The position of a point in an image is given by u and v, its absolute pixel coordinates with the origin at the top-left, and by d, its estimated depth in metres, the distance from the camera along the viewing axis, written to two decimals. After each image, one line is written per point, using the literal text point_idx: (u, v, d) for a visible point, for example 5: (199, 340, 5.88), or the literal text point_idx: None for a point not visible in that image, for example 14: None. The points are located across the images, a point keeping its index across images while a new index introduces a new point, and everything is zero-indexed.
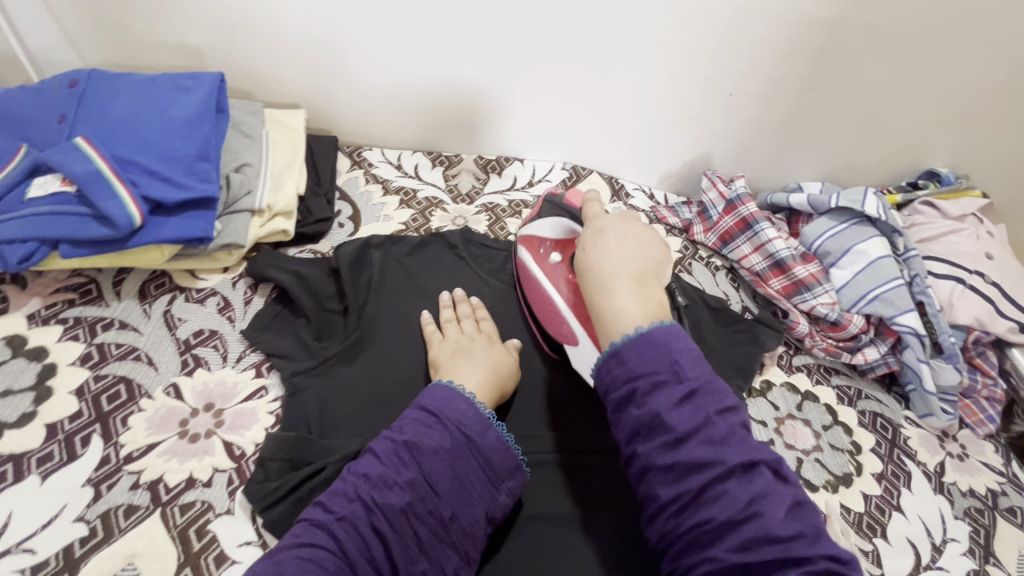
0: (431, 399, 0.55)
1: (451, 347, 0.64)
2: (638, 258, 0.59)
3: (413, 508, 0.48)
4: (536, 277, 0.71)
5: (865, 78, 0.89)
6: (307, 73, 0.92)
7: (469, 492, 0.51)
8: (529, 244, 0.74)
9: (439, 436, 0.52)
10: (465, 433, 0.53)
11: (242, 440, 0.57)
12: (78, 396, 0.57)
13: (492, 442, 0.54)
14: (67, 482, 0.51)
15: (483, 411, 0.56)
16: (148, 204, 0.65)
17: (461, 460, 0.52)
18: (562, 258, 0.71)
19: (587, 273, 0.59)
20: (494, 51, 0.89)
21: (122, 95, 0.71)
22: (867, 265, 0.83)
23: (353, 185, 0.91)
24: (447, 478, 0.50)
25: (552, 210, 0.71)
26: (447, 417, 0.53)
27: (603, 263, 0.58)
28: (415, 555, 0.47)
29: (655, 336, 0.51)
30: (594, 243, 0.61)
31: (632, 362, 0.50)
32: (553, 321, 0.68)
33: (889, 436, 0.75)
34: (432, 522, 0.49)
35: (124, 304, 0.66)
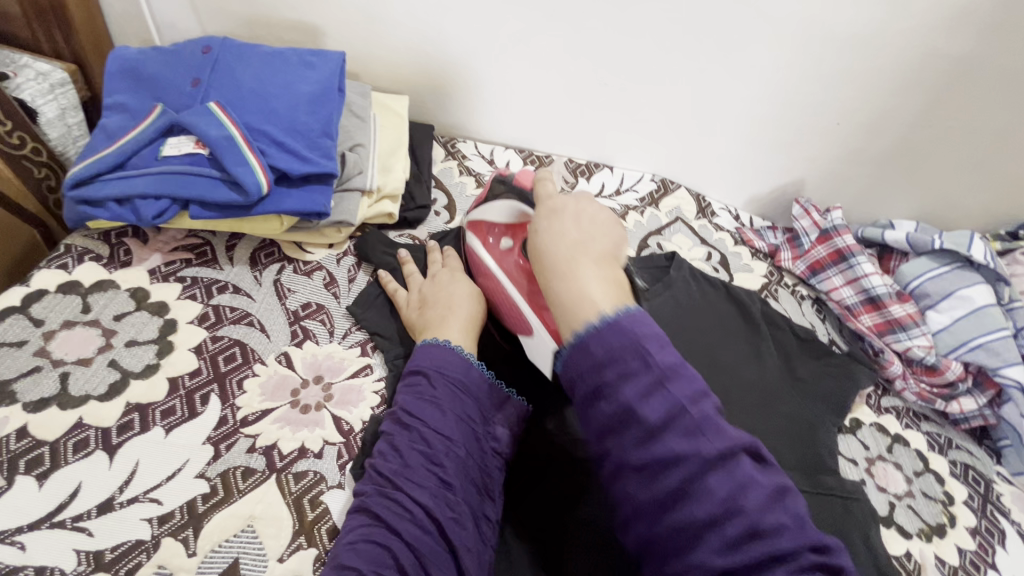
0: (414, 360, 0.58)
1: (418, 297, 0.66)
2: (596, 240, 0.56)
3: (431, 459, 0.51)
4: (489, 268, 0.67)
5: (983, 119, 0.87)
6: (415, 59, 0.93)
7: (471, 430, 0.55)
8: (478, 229, 0.70)
9: (428, 390, 0.55)
10: (452, 379, 0.56)
11: (351, 416, 0.58)
12: (197, 354, 0.59)
13: (477, 378, 0.57)
14: (189, 438, 0.53)
15: (463, 355, 0.59)
16: (274, 174, 0.66)
17: (455, 402, 0.55)
18: (514, 243, 0.68)
19: (542, 256, 0.56)
20: (605, 57, 0.88)
21: (252, 65, 0.72)
22: (970, 312, 0.81)
23: (448, 176, 0.92)
24: (449, 421, 0.53)
25: (501, 193, 0.66)
26: (432, 372, 0.56)
27: (557, 246, 0.55)
28: (447, 498, 0.50)
29: (621, 324, 0.48)
30: (549, 223, 0.58)
31: (597, 352, 0.47)
32: (510, 312, 0.65)
33: (982, 490, 0.73)
34: (452, 465, 0.52)
35: (237, 269, 0.68)
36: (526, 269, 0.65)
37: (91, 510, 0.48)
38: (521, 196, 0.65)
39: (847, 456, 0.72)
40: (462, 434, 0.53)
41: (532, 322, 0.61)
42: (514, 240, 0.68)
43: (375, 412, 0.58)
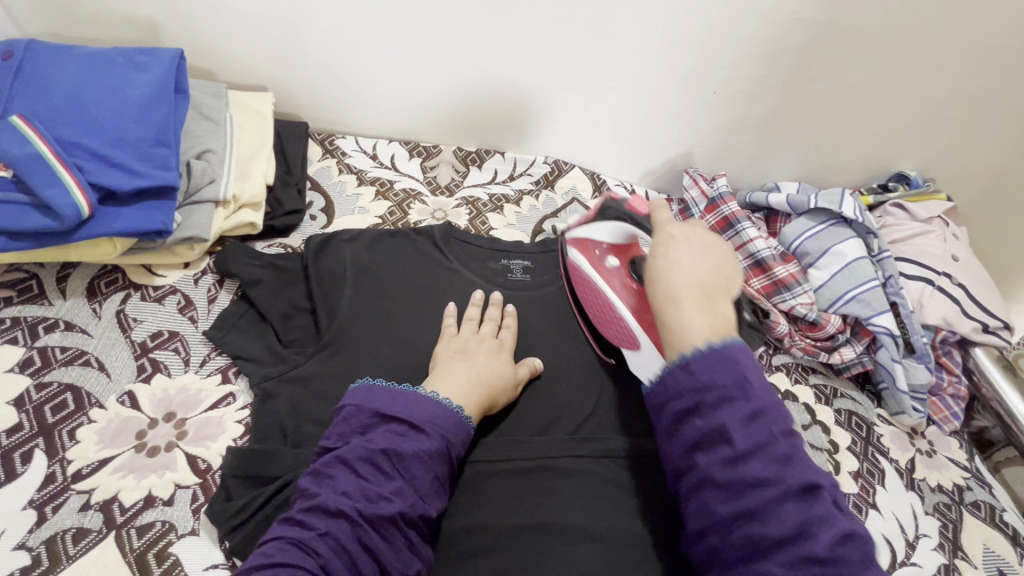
0: (405, 405, 0.51)
1: (456, 344, 0.62)
2: (711, 275, 0.52)
3: (403, 518, 0.46)
4: (592, 281, 0.70)
5: (844, 80, 0.90)
6: (275, 52, 0.86)
7: (444, 489, 0.50)
8: (581, 245, 0.73)
9: (421, 445, 0.49)
10: (442, 436, 0.51)
11: (208, 452, 0.53)
12: (18, 407, 0.52)
13: (462, 436, 0.53)
14: (6, 505, 0.46)
15: (455, 408, 0.53)
16: (98, 192, 0.59)
17: (442, 463, 0.50)
18: (620, 263, 0.71)
19: (656, 284, 0.53)
20: (478, 40, 0.85)
21: (66, 70, 0.63)
22: (844, 266, 0.84)
23: (326, 175, 0.86)
24: (429, 482, 0.48)
25: (616, 215, 0.70)
26: (425, 424, 0.50)
27: (672, 276, 0.52)
28: (406, 558, 0.46)
29: (725, 351, 0.46)
30: (662, 253, 0.55)
31: (700, 372, 0.46)
32: (615, 329, 0.67)
33: (863, 434, 0.77)
34: (419, 525, 0.47)
35: (70, 303, 0.60)
36: (641, 294, 0.68)
37: None
38: (631, 219, 0.70)
39: None
40: (435, 494, 0.49)
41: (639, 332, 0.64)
42: (620, 261, 0.70)
43: (236, 443, 0.54)
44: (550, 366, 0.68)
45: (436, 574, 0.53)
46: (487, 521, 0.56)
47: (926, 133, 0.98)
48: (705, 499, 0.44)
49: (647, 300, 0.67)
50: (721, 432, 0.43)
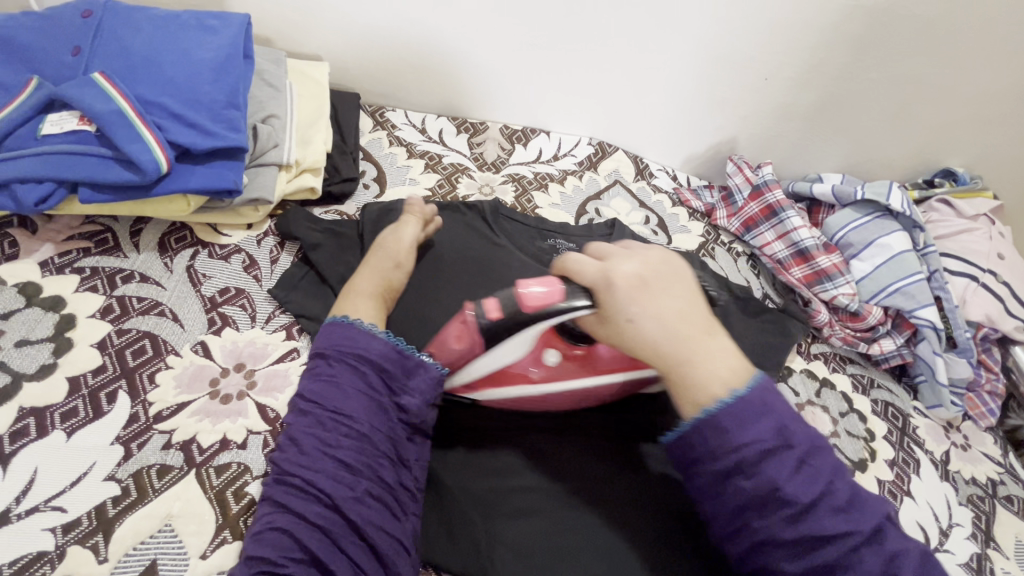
0: (313, 343, 0.53)
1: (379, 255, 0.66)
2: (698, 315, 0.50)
3: (327, 441, 0.48)
4: (551, 393, 0.56)
5: (901, 71, 0.89)
6: (332, 19, 0.87)
7: (375, 404, 0.51)
8: (495, 377, 0.56)
9: (326, 372, 0.51)
10: (350, 356, 0.52)
11: (277, 402, 0.55)
12: (101, 350, 0.55)
13: (380, 349, 0.53)
14: (94, 440, 0.49)
15: (366, 327, 0.54)
16: (174, 150, 0.61)
17: (359, 381, 0.51)
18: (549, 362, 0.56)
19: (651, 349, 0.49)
20: (534, 17, 0.85)
21: (142, 30, 0.65)
22: (890, 259, 0.84)
23: (376, 147, 0.88)
24: (348, 400, 0.50)
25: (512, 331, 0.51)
26: (333, 353, 0.52)
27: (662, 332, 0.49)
28: (347, 479, 0.47)
29: (755, 400, 0.46)
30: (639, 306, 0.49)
31: (735, 430, 0.45)
32: (598, 393, 0.58)
33: (900, 425, 0.78)
34: (353, 445, 0.49)
35: (144, 256, 0.63)
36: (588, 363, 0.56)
37: None
38: None
39: None
40: (362, 410, 0.50)
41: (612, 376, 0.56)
42: (557, 347, 0.55)
43: None
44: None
45: (491, 531, 0.54)
46: (537, 483, 0.57)
47: (978, 129, 0.96)
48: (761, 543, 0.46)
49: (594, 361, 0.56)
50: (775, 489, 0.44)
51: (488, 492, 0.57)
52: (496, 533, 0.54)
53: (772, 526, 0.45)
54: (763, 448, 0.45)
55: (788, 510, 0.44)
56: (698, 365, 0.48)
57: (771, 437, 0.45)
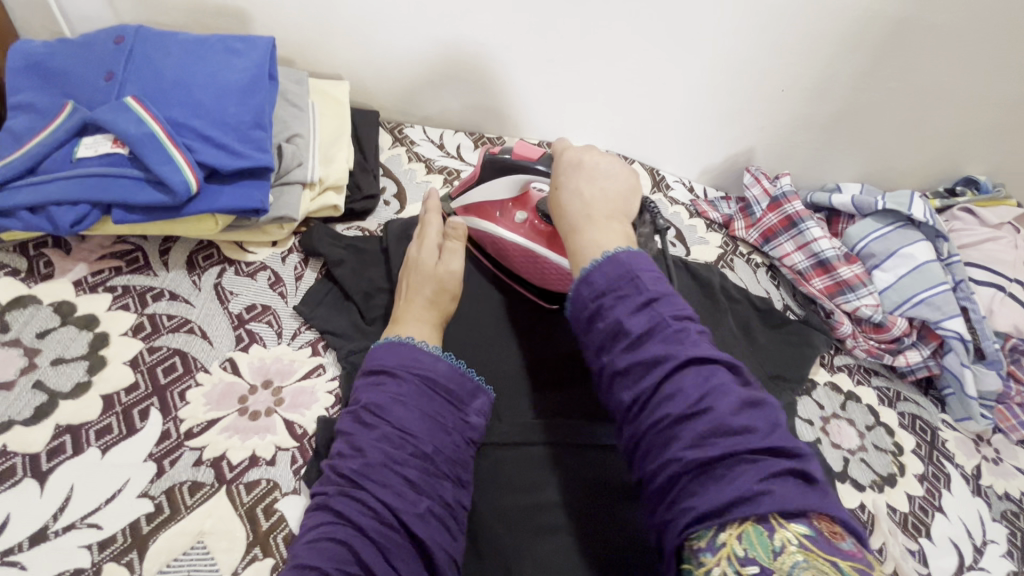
0: (377, 359, 0.55)
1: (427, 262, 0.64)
2: (607, 201, 0.60)
3: (393, 457, 0.48)
4: (508, 240, 0.69)
5: (920, 79, 0.89)
6: (352, 39, 0.88)
7: (440, 423, 0.52)
8: (480, 211, 0.72)
9: (394, 389, 0.52)
10: (417, 374, 0.53)
11: (304, 419, 0.56)
12: (134, 368, 0.56)
13: (445, 370, 0.55)
14: (128, 457, 0.50)
15: (429, 349, 0.56)
16: (203, 170, 0.62)
17: (425, 400, 0.52)
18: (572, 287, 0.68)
19: (563, 214, 0.60)
20: (550, 32, 0.86)
21: (172, 54, 0.67)
22: (913, 269, 0.83)
23: (396, 163, 0.89)
24: (415, 418, 0.51)
25: (505, 171, 0.68)
26: (401, 370, 0.53)
27: (573, 200, 0.60)
28: (410, 496, 0.48)
29: (638, 260, 0.52)
30: (567, 180, 0.61)
31: (599, 278, 0.51)
32: (542, 276, 0.69)
33: (928, 438, 0.76)
34: (418, 463, 0.49)
35: (173, 274, 0.64)
36: None
37: (23, 542, 0.45)
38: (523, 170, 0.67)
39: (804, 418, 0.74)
40: (428, 429, 0.51)
41: None
42: (527, 213, 0.69)
43: (329, 413, 0.57)
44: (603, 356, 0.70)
45: (521, 548, 0.54)
46: (563, 499, 0.57)
47: (1000, 137, 0.95)
48: (619, 389, 0.47)
49: None
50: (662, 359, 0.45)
51: (516, 508, 0.56)
52: (525, 550, 0.54)
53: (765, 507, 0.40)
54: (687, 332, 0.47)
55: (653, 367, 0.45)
56: (587, 238, 0.56)
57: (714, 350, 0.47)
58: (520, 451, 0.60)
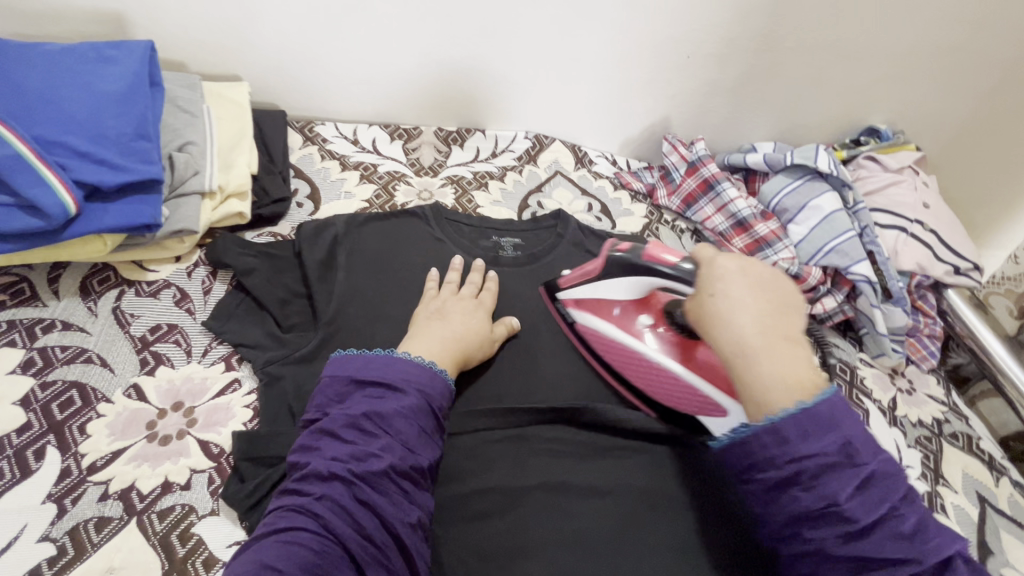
0: (369, 369, 0.52)
1: (435, 307, 0.64)
2: (783, 315, 0.43)
3: (396, 469, 0.47)
4: (626, 344, 0.66)
5: (816, 38, 0.92)
6: (248, 40, 0.85)
7: (433, 439, 0.51)
8: (595, 308, 0.68)
9: (396, 401, 0.50)
10: (419, 389, 0.52)
11: (220, 437, 0.54)
12: (24, 407, 0.52)
13: (440, 387, 0.54)
14: (23, 501, 0.47)
15: (424, 362, 0.55)
16: (82, 189, 0.59)
17: (424, 415, 0.51)
18: (652, 320, 0.66)
19: (718, 329, 0.44)
20: (453, 16, 0.84)
21: (35, 65, 0.62)
22: (822, 220, 0.87)
23: (308, 163, 0.86)
24: (416, 433, 0.49)
25: (626, 270, 0.63)
26: (402, 383, 0.52)
27: (740, 322, 0.43)
28: (404, 505, 0.47)
29: (821, 414, 0.40)
30: (722, 287, 0.45)
31: (798, 442, 0.39)
32: (676, 390, 0.62)
33: (848, 377, 0.80)
34: (415, 474, 0.48)
35: (65, 303, 0.60)
36: (683, 342, 0.63)
37: None
38: (651, 272, 0.59)
39: None
40: (425, 443, 0.50)
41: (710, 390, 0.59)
42: (653, 316, 0.66)
43: (247, 427, 0.55)
44: (524, 332, 0.70)
45: (453, 535, 0.54)
46: (499, 483, 0.57)
47: (896, 87, 1.00)
48: (808, 545, 0.40)
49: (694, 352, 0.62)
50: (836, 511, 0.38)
51: (451, 497, 0.57)
52: (459, 535, 0.54)
53: (823, 540, 0.39)
54: (827, 460, 0.39)
55: (845, 527, 0.38)
56: (756, 370, 0.41)
57: (835, 452, 0.39)
58: (456, 441, 0.60)
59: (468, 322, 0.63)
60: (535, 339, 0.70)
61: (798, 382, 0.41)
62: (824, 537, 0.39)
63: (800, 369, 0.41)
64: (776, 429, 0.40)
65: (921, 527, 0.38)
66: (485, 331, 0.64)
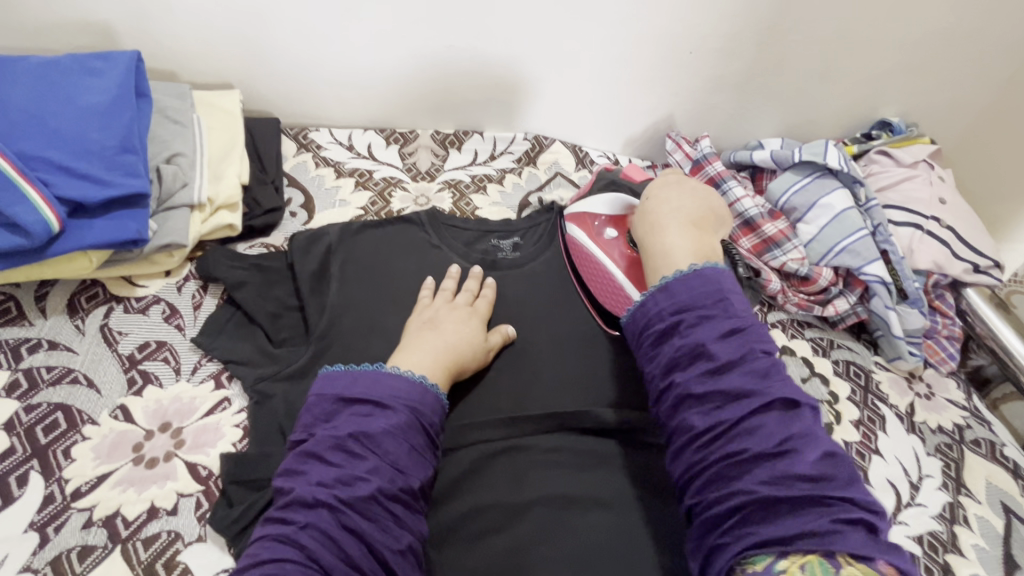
0: (357, 386, 0.50)
1: (428, 316, 0.62)
2: (698, 211, 0.62)
3: (385, 492, 0.45)
4: (592, 254, 0.69)
5: (824, 29, 0.88)
6: (239, 48, 0.83)
7: (425, 458, 0.49)
8: (581, 221, 0.71)
9: (384, 420, 0.48)
10: (409, 406, 0.50)
11: (209, 459, 0.53)
12: (9, 431, 0.51)
13: (431, 403, 0.52)
14: (7, 529, 0.47)
15: (415, 377, 0.52)
16: (66, 206, 0.57)
17: (414, 433, 0.49)
18: (619, 233, 0.69)
19: (647, 213, 0.62)
20: (446, 17, 0.82)
21: (19, 80, 0.61)
22: (833, 218, 0.84)
23: (302, 170, 0.85)
24: (405, 453, 0.47)
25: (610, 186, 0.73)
26: (391, 401, 0.49)
27: (659, 208, 0.62)
28: (394, 531, 0.45)
29: (706, 274, 0.51)
30: (660, 193, 0.64)
31: (682, 295, 0.51)
32: (613, 296, 0.66)
33: (862, 382, 0.77)
34: (405, 497, 0.46)
35: (52, 321, 0.59)
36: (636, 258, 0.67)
37: None
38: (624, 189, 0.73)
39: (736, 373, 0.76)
40: (416, 464, 0.48)
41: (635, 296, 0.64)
42: (618, 229, 0.69)
43: (236, 448, 0.54)
44: (524, 338, 0.67)
45: (449, 557, 0.52)
46: (497, 499, 0.55)
47: (908, 77, 0.96)
48: (688, 412, 0.47)
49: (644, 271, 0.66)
50: (704, 351, 0.47)
51: (449, 519, 0.54)
52: (455, 558, 0.52)
53: (703, 403, 0.46)
54: (703, 314, 0.49)
55: (707, 365, 0.47)
56: (665, 241, 0.58)
57: (710, 306, 0.49)
58: (451, 458, 0.58)
59: (460, 333, 0.61)
60: (534, 344, 0.67)
61: (695, 254, 0.57)
62: (688, 375, 0.47)
63: (699, 248, 0.58)
64: (666, 287, 0.52)
65: (786, 390, 0.45)
66: (478, 342, 0.62)
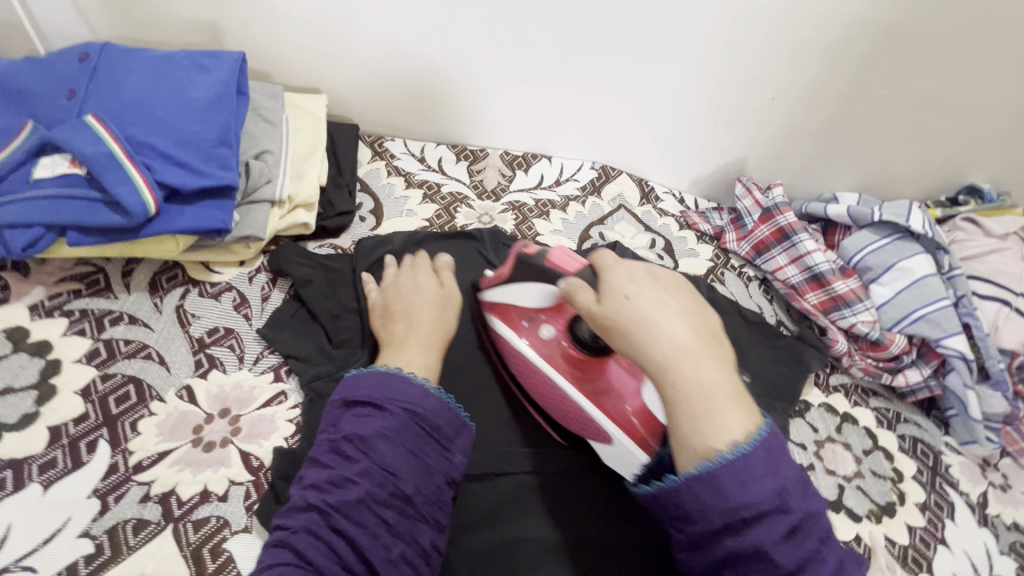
0: (361, 388, 0.50)
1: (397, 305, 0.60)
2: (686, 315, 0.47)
3: (372, 496, 0.45)
4: (530, 358, 0.61)
5: (917, 88, 0.85)
6: (329, 57, 0.87)
7: (424, 464, 0.48)
8: (505, 315, 0.63)
9: (379, 420, 0.47)
10: (406, 408, 0.48)
11: (261, 450, 0.54)
12: (84, 397, 0.54)
13: (433, 406, 0.50)
14: (72, 492, 0.49)
15: (416, 380, 0.51)
16: (163, 190, 0.61)
17: (410, 436, 0.48)
18: (555, 329, 0.61)
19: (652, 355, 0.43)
20: (529, 44, 0.84)
21: (136, 70, 0.65)
22: (911, 283, 0.79)
23: (375, 178, 0.87)
24: (397, 456, 0.46)
25: (535, 277, 0.59)
26: (388, 402, 0.48)
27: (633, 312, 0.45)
28: (386, 539, 0.44)
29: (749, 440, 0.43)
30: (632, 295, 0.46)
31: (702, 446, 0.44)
32: (569, 415, 0.59)
33: (930, 463, 0.72)
34: (396, 504, 0.45)
35: (134, 297, 0.62)
36: (591, 363, 0.59)
37: None
38: (548, 278, 0.57)
39: (797, 442, 0.71)
40: (410, 469, 0.46)
41: (608, 426, 0.55)
42: (556, 327, 0.61)
43: (287, 443, 0.55)
44: None
45: None
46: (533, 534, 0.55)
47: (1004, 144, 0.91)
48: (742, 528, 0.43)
49: (599, 371, 0.59)
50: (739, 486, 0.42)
51: (483, 545, 0.54)
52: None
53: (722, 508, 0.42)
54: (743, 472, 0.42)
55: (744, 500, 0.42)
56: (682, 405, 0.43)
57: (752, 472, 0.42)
58: (492, 482, 0.57)
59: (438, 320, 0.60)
60: None
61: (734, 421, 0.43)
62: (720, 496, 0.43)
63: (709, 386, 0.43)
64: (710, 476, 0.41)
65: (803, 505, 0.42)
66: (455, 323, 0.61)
